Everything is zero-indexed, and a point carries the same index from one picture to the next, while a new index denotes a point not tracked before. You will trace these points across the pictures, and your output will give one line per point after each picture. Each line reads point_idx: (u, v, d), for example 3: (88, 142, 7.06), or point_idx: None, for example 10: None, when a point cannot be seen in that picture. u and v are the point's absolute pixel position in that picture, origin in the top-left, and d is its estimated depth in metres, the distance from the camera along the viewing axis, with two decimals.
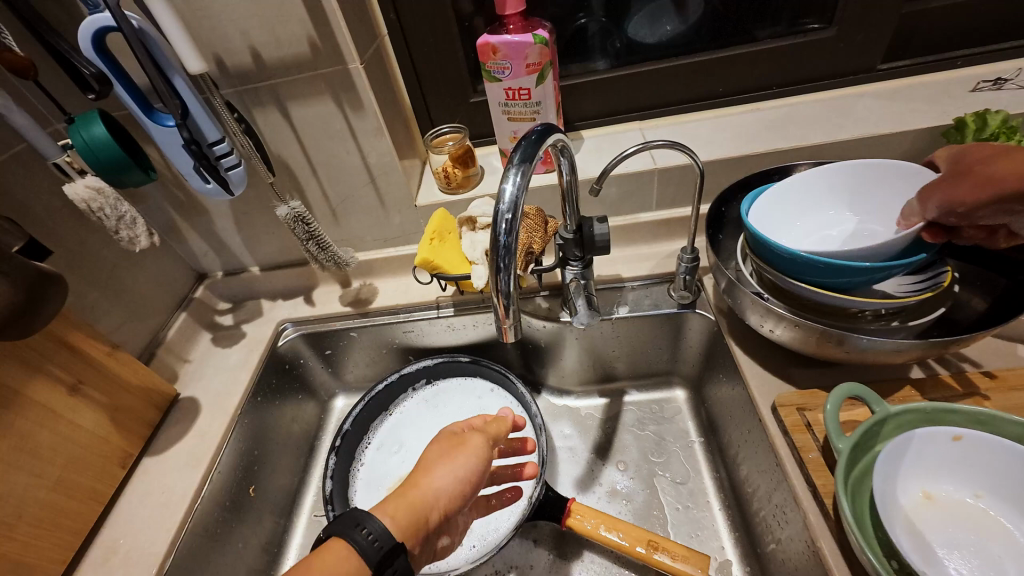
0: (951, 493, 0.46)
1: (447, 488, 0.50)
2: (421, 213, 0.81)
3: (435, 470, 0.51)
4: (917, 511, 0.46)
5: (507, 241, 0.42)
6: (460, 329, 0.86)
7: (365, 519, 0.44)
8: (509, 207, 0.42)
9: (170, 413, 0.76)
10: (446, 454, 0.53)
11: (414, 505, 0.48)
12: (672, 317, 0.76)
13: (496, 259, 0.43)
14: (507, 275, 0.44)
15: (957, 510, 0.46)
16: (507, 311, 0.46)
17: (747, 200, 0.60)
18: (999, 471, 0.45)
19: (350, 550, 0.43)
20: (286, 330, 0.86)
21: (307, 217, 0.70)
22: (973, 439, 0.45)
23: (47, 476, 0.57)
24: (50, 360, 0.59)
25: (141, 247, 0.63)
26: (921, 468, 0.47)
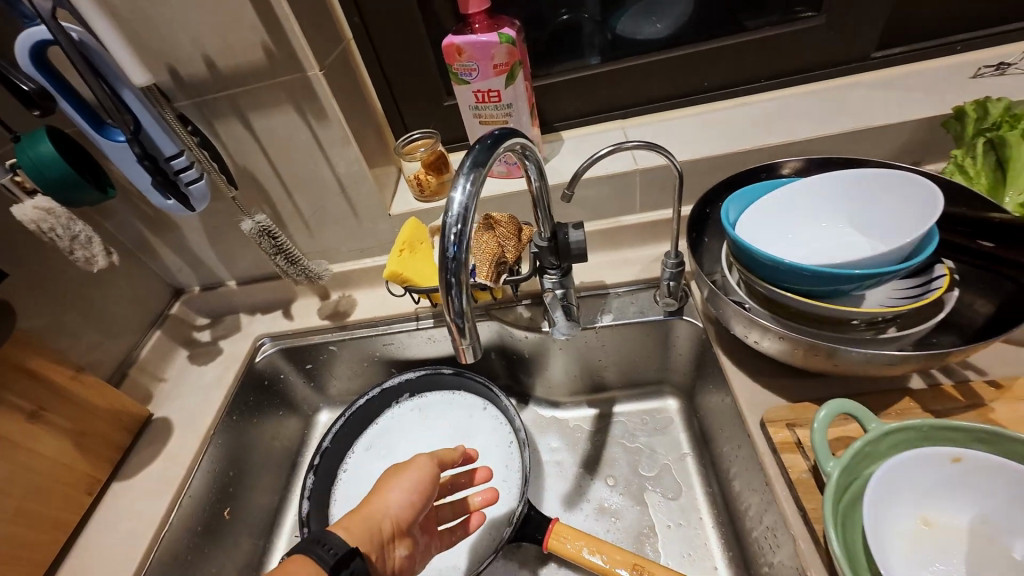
0: (947, 514, 0.43)
1: (399, 502, 0.54)
2: (395, 222, 0.78)
3: (389, 490, 0.55)
4: (918, 542, 0.42)
5: (456, 254, 0.39)
6: (441, 340, 0.83)
7: (323, 534, 0.47)
8: (457, 219, 0.39)
9: (142, 434, 0.74)
10: (396, 471, 0.57)
11: (370, 519, 0.52)
12: (659, 324, 0.72)
13: (446, 275, 0.40)
14: (459, 293, 0.41)
15: (960, 539, 0.42)
16: (462, 330, 0.43)
17: (733, 202, 0.56)
18: (1009, 497, 0.41)
19: (308, 561, 0.45)
20: (263, 345, 0.84)
21: (273, 230, 0.67)
22: (976, 459, 0.41)
23: (3, 508, 0.55)
24: (7, 387, 0.57)
25: (99, 267, 0.61)
26: (920, 493, 0.43)
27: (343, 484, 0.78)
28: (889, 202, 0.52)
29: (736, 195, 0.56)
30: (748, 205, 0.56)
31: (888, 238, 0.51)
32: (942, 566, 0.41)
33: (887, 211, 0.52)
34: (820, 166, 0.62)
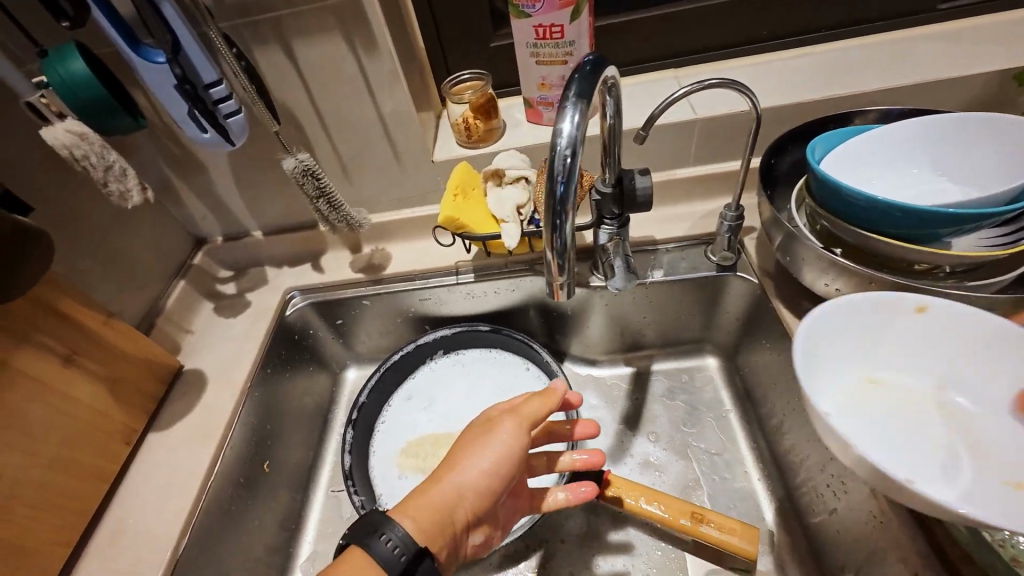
0: (891, 376, 0.50)
1: (475, 479, 0.48)
2: (438, 170, 0.74)
3: (465, 464, 0.48)
4: (860, 392, 0.49)
5: (563, 193, 0.37)
6: (481, 296, 0.81)
7: (386, 525, 0.43)
8: (567, 152, 0.36)
9: (175, 385, 0.70)
10: (478, 438, 0.50)
11: (439, 504, 0.46)
12: (711, 281, 0.71)
13: (552, 216, 0.38)
14: (563, 236, 0.39)
15: (914, 398, 0.48)
16: (561, 270, 0.41)
17: (821, 144, 0.53)
18: (952, 356, 0.48)
19: (371, 561, 0.42)
20: (293, 298, 0.80)
21: (314, 171, 0.63)
22: (937, 310, 0.47)
23: (45, 456, 0.52)
24: (40, 329, 0.53)
25: (134, 204, 0.56)
26: (875, 355, 0.50)
27: (381, 438, 0.77)
28: (985, 149, 0.50)
29: (821, 136, 0.53)
30: (833, 148, 0.54)
31: (985, 186, 0.50)
32: (897, 416, 0.48)
33: (983, 159, 0.51)
34: (893, 117, 0.60)
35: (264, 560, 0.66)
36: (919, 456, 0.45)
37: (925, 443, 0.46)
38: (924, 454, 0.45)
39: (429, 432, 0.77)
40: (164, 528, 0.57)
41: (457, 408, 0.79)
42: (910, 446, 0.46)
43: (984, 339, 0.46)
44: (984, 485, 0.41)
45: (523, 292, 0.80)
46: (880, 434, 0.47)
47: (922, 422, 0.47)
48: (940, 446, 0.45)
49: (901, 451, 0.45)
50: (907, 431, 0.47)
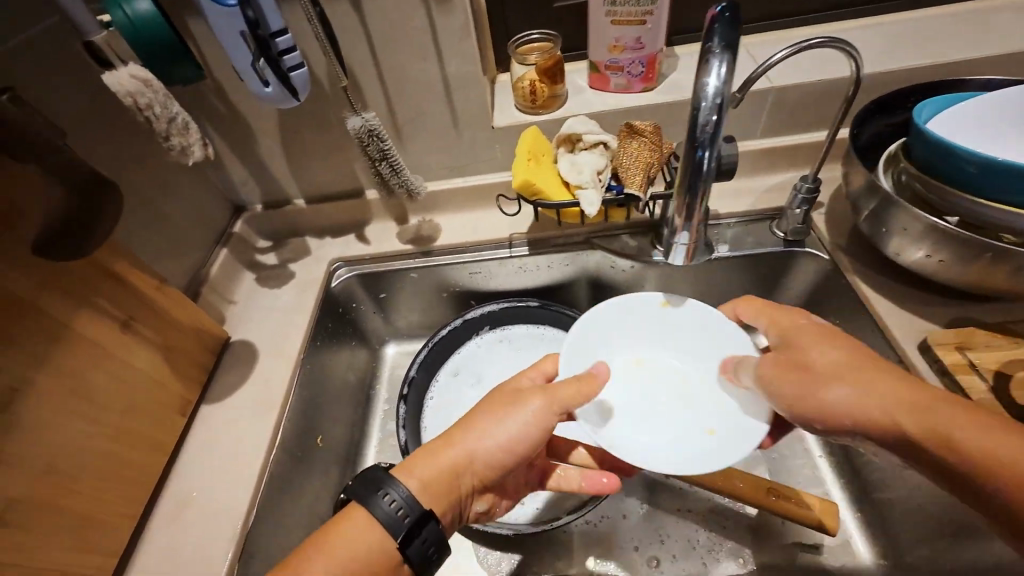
0: (659, 359, 0.58)
1: (488, 450, 0.46)
2: (497, 137, 0.71)
3: (478, 432, 0.46)
4: (623, 373, 0.57)
5: (704, 156, 0.35)
6: (533, 271, 0.79)
7: (390, 486, 0.42)
8: (711, 113, 0.33)
9: (223, 357, 0.68)
10: (495, 409, 0.47)
11: (446, 470, 0.45)
12: (779, 256, 0.69)
13: (690, 183, 0.36)
14: (700, 203, 0.38)
15: (657, 377, 0.57)
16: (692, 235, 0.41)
17: (925, 109, 0.52)
18: (686, 340, 0.57)
19: (374, 517, 0.41)
20: (338, 270, 0.77)
21: (379, 132, 0.59)
22: (675, 304, 0.56)
23: (107, 425, 0.49)
24: (98, 291, 0.50)
25: (195, 160, 0.52)
26: (653, 341, 0.58)
27: (432, 415, 0.75)
28: None
29: (929, 100, 0.52)
30: (937, 113, 0.53)
31: None
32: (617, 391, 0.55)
33: None
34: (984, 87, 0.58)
35: None
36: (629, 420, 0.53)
37: (662, 411, 0.54)
38: (636, 418, 0.53)
39: None
40: (229, 501, 0.55)
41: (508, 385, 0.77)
42: (639, 416, 0.54)
43: (709, 319, 0.55)
44: (688, 440, 0.50)
45: (578, 266, 0.78)
46: (638, 407, 0.54)
47: (652, 389, 0.56)
48: (676, 416, 0.53)
49: (642, 419, 0.54)
50: (639, 403, 0.55)
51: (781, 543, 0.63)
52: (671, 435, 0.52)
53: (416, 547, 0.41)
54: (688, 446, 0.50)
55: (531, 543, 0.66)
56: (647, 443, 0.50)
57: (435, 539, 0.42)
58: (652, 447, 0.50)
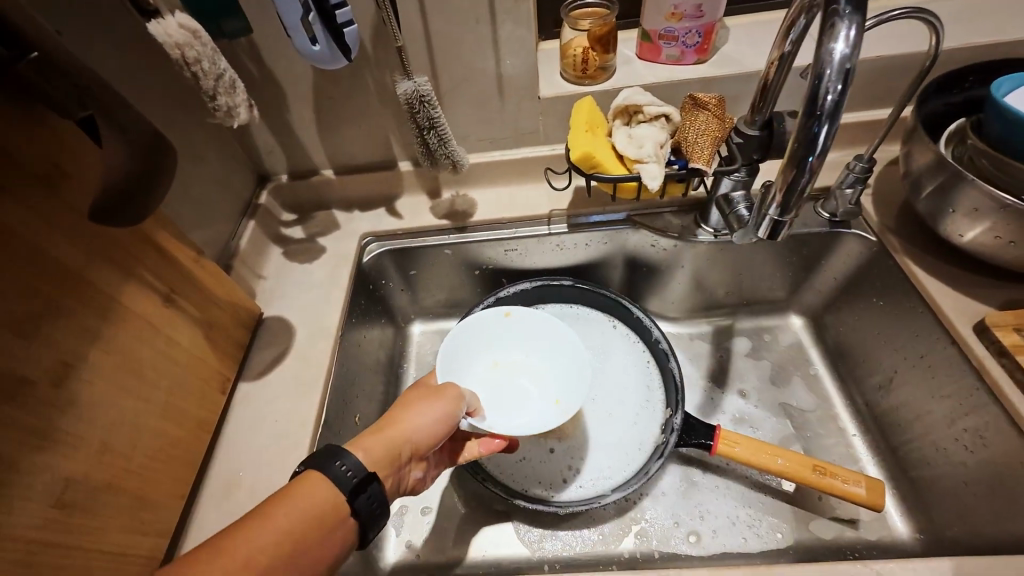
0: (510, 357, 0.67)
1: (423, 429, 0.46)
2: (543, 107, 0.68)
3: (413, 412, 0.47)
4: (485, 379, 0.65)
5: (821, 126, 0.34)
6: (570, 249, 0.76)
7: (341, 451, 0.40)
8: (836, 75, 0.33)
9: (257, 334, 0.65)
10: (423, 397, 0.49)
11: (390, 443, 0.44)
12: (825, 236, 0.69)
13: (801, 151, 0.35)
14: (808, 176, 0.36)
15: (515, 369, 0.67)
16: (787, 211, 0.39)
17: (1004, 85, 0.51)
18: (517, 338, 0.67)
19: (322, 481, 0.39)
20: (369, 245, 0.75)
21: (430, 100, 0.56)
22: (513, 312, 0.66)
23: (154, 401, 0.47)
24: (142, 262, 0.47)
25: (240, 123, 0.49)
26: (495, 344, 0.67)
27: None
28: None
29: (1007, 77, 0.51)
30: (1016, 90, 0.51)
31: None
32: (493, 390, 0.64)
33: None
34: None
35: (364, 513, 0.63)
36: (498, 411, 0.62)
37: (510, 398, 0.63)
38: (497, 411, 0.61)
39: None
40: (278, 479, 0.53)
41: None
42: (504, 406, 0.62)
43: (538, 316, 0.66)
44: (537, 415, 0.61)
45: (615, 245, 0.75)
46: (500, 398, 0.63)
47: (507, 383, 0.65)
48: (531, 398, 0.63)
49: (508, 408, 0.62)
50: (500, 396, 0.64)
51: (818, 519, 0.64)
52: (522, 405, 0.63)
53: (362, 505, 0.39)
54: (536, 420, 0.60)
55: (573, 522, 0.66)
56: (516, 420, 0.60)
57: (379, 497, 0.40)
58: (514, 425, 0.59)
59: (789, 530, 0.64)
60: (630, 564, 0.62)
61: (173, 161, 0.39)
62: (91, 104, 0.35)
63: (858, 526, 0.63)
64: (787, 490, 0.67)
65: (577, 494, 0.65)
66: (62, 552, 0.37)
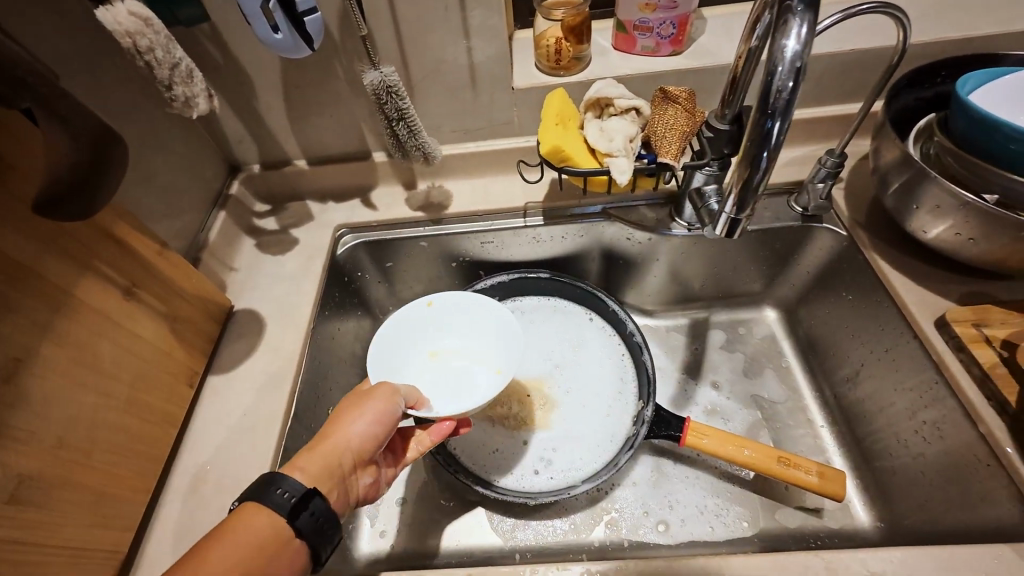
0: (445, 346, 0.67)
1: (361, 434, 0.46)
2: (517, 98, 0.68)
3: (348, 420, 0.46)
4: (422, 369, 0.65)
5: (773, 124, 0.34)
6: (546, 242, 0.76)
7: (277, 476, 0.40)
8: (789, 73, 0.32)
9: (228, 327, 0.65)
10: (355, 402, 0.48)
11: (327, 456, 0.43)
12: (798, 229, 0.69)
13: (757, 150, 0.35)
14: (763, 173, 0.36)
15: (453, 353, 0.67)
16: (741, 205, 0.39)
17: (965, 83, 0.52)
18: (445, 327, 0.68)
19: (261, 509, 0.38)
20: (343, 237, 0.74)
21: (398, 90, 0.55)
22: (438, 302, 0.68)
23: (116, 396, 0.46)
24: (98, 255, 0.46)
25: (199, 114, 0.48)
26: (424, 336, 0.67)
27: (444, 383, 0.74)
28: None
29: (968, 76, 0.52)
30: (976, 90, 0.52)
31: None
32: (434, 380, 0.64)
33: None
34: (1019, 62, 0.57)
35: None
36: (443, 397, 0.62)
37: (453, 384, 0.63)
38: (441, 397, 0.62)
39: None
40: (246, 473, 0.53)
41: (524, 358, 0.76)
42: (451, 391, 0.63)
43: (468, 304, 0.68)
44: (482, 392, 0.61)
45: (591, 237, 0.75)
46: (443, 383, 0.64)
47: (446, 368, 0.65)
48: (472, 375, 0.64)
49: (455, 392, 0.63)
50: (443, 383, 0.64)
51: (785, 508, 0.65)
52: (468, 386, 0.63)
53: (306, 523, 0.39)
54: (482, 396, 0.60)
55: (545, 511, 0.67)
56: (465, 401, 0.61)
57: (325, 512, 0.40)
58: (464, 404, 0.60)
59: (755, 519, 0.65)
60: (599, 553, 0.64)
61: (125, 153, 0.38)
62: (28, 96, 0.33)
63: (822, 514, 0.65)
64: (755, 480, 0.68)
65: (548, 485, 0.65)
66: (16, 547, 0.37)
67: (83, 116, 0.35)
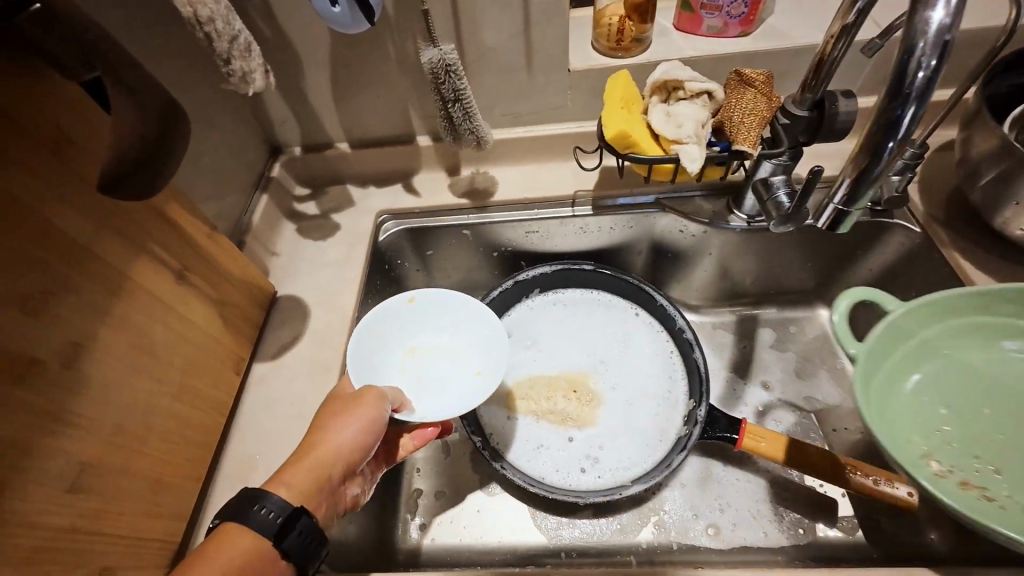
0: (425, 343, 0.63)
1: (348, 445, 0.44)
2: (573, 81, 0.64)
3: (335, 430, 0.44)
4: (398, 363, 0.60)
5: (906, 106, 0.31)
6: (593, 232, 0.73)
7: (260, 494, 0.38)
8: (931, 49, 0.30)
9: (271, 313, 0.63)
10: (341, 408, 0.46)
11: (313, 469, 0.42)
12: (865, 226, 0.65)
13: (883, 134, 0.32)
14: (887, 160, 0.33)
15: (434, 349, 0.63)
16: (854, 198, 0.36)
17: None
18: (428, 320, 0.63)
19: (245, 530, 0.37)
20: (385, 223, 0.71)
21: (456, 69, 0.53)
22: (420, 298, 0.62)
23: (169, 382, 0.45)
24: (152, 236, 0.44)
25: (257, 90, 0.46)
26: (403, 331, 0.62)
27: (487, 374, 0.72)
28: None
29: None
30: None
31: None
32: (411, 377, 0.60)
33: None
34: None
35: (382, 495, 0.63)
36: (422, 397, 0.59)
37: (431, 382, 0.60)
38: (423, 396, 0.59)
39: (537, 371, 0.72)
40: None
41: (567, 352, 0.73)
42: (431, 392, 0.59)
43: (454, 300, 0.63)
44: (462, 391, 0.59)
45: (641, 229, 0.72)
46: (423, 382, 0.60)
47: (424, 367, 0.61)
48: (454, 376, 0.61)
49: (434, 394, 0.59)
50: (422, 383, 0.60)
51: (842, 517, 0.63)
52: (447, 388, 0.60)
53: (294, 543, 0.37)
54: (463, 395, 0.58)
55: (591, 510, 0.65)
56: (445, 403, 0.58)
57: (313, 530, 0.39)
58: (446, 406, 0.57)
59: (810, 527, 0.62)
60: (647, 555, 0.62)
61: (187, 133, 0.35)
62: (98, 63, 0.33)
63: (882, 524, 0.62)
64: (810, 486, 0.65)
65: (593, 484, 0.63)
66: (75, 536, 0.36)
67: (152, 89, 0.33)
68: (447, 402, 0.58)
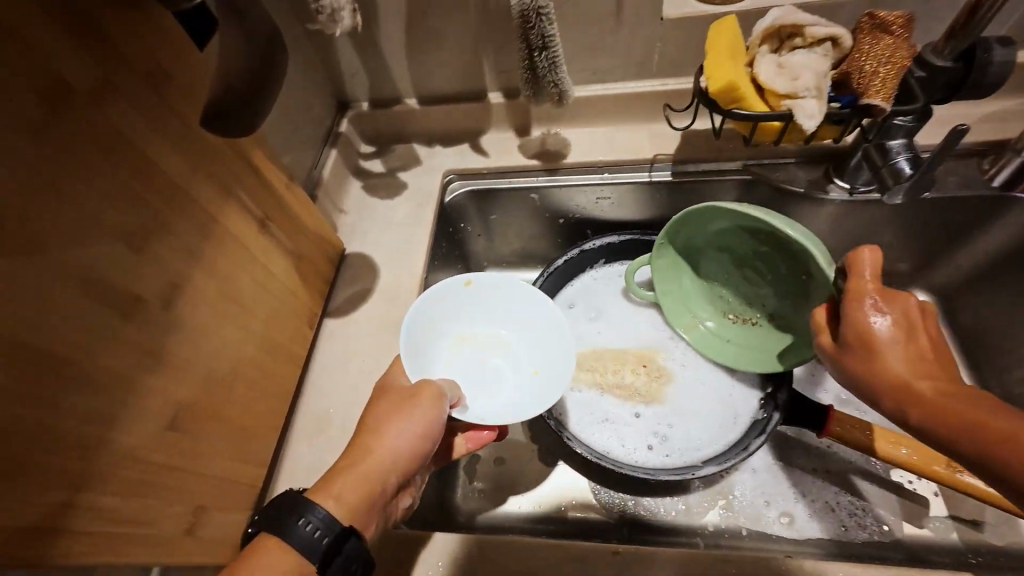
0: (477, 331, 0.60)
1: (399, 456, 0.42)
2: (664, 31, 0.59)
3: (386, 439, 0.42)
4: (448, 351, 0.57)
5: None
6: (669, 200, 0.68)
7: (304, 508, 0.36)
8: None
9: (340, 270, 0.63)
10: (395, 414, 0.43)
11: (363, 482, 0.40)
12: (990, 201, 0.57)
13: None
14: None
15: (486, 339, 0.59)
16: None
17: None
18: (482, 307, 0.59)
19: (287, 546, 0.36)
20: (451, 182, 0.69)
21: (548, 12, 0.49)
22: (479, 282, 0.58)
23: (253, 332, 0.45)
24: (238, 183, 0.44)
25: (344, 31, 0.44)
26: (454, 317, 0.59)
27: None
28: None
29: None
30: None
31: None
32: (461, 368, 0.57)
33: None
34: None
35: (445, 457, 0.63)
36: (474, 390, 0.56)
37: (480, 381, 0.57)
38: (475, 390, 0.56)
39: (601, 343, 0.69)
40: None
41: (634, 326, 0.70)
42: (484, 386, 0.56)
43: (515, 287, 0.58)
44: (515, 390, 0.56)
45: (724, 197, 0.67)
46: (473, 374, 0.57)
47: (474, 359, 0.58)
48: (507, 372, 0.58)
49: (485, 390, 0.56)
50: (473, 376, 0.57)
51: (935, 517, 0.58)
52: (499, 385, 0.57)
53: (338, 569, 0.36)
54: (517, 397, 0.55)
55: (657, 488, 0.62)
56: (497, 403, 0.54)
57: (358, 554, 0.37)
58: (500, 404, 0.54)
59: (896, 525, 0.58)
60: (714, 539, 0.59)
61: (286, 65, 0.34)
62: None
63: (983, 528, 0.57)
64: (898, 481, 0.61)
65: (660, 463, 0.61)
66: (175, 476, 0.37)
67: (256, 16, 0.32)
68: (499, 400, 0.54)
